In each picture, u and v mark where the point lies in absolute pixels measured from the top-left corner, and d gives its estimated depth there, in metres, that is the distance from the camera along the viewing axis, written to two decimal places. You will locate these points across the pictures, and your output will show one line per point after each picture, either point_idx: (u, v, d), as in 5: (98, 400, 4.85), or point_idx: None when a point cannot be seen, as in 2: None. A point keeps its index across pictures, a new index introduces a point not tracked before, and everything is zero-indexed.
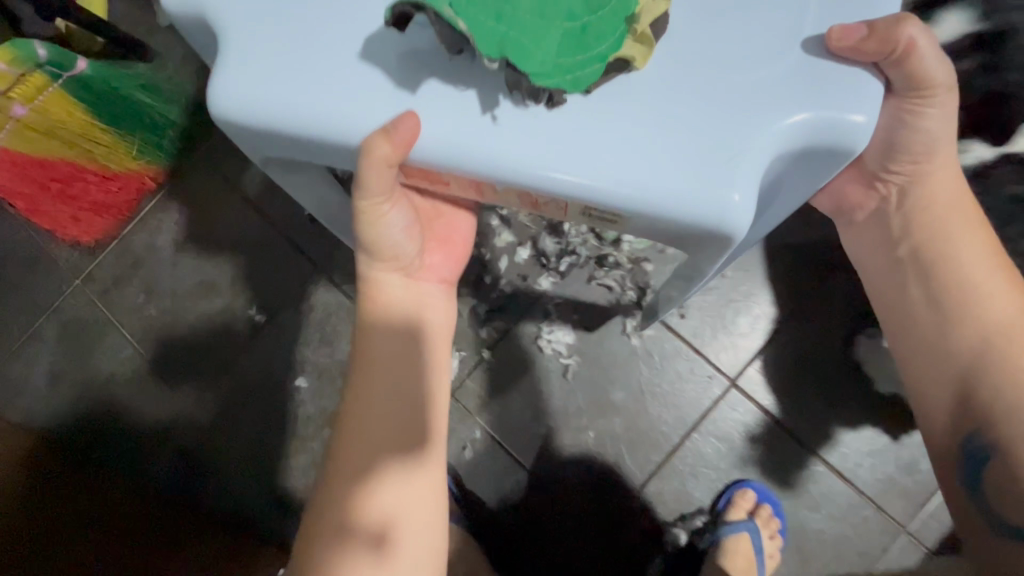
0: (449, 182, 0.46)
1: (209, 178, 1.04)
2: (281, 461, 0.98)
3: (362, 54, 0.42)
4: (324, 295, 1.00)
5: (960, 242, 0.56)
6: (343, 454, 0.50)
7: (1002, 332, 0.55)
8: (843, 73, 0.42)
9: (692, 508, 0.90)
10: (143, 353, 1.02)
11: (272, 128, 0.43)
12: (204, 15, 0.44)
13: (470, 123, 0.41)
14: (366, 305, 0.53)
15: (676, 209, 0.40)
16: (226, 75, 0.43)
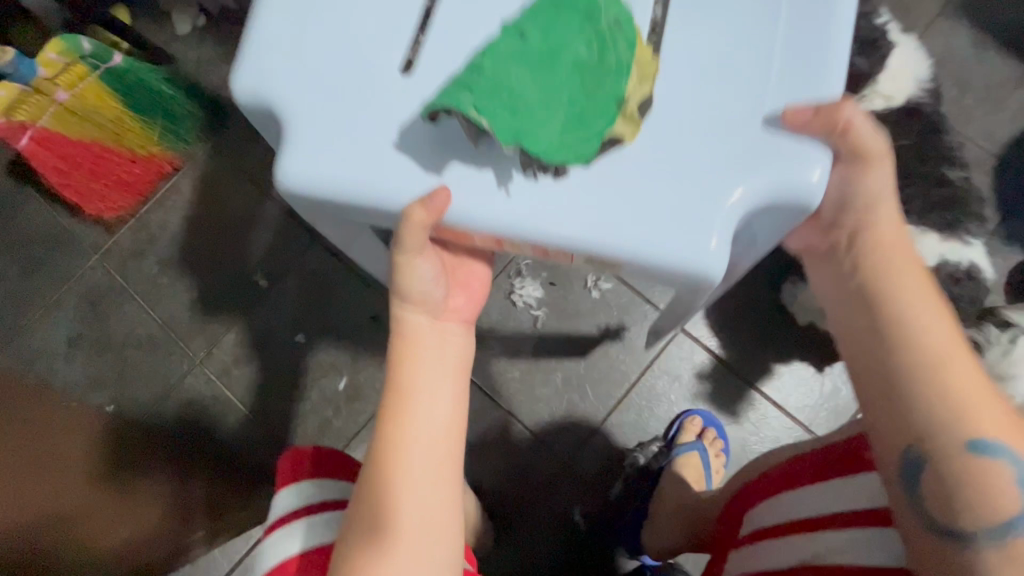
0: (473, 239, 0.54)
1: (217, 163, 1.16)
2: (281, 409, 1.09)
3: (396, 143, 0.51)
4: (321, 260, 1.13)
5: (896, 263, 0.54)
6: (364, 498, 0.54)
7: (941, 357, 0.49)
8: (795, 147, 0.50)
9: (647, 436, 1.02)
10: (158, 318, 1.12)
11: (326, 196, 0.51)
12: (264, 103, 0.53)
13: (493, 198, 0.50)
14: (395, 344, 0.57)
15: (667, 259, 0.49)
16: (290, 158, 0.51)
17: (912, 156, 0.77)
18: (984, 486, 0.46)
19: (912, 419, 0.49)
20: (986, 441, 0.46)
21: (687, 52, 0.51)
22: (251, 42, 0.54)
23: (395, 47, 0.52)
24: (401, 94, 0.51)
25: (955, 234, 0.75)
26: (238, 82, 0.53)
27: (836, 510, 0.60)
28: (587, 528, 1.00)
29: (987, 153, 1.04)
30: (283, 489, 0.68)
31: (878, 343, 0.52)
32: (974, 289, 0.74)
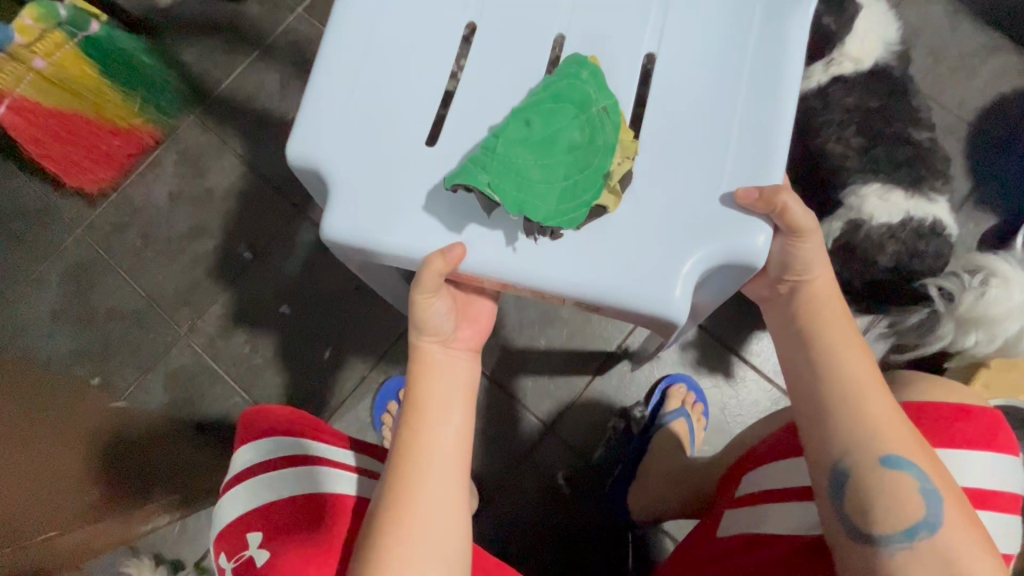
0: (484, 283, 0.61)
1: (200, 136, 1.16)
2: (266, 379, 1.09)
3: (425, 206, 0.58)
4: (304, 232, 1.13)
5: (821, 311, 0.61)
6: (380, 512, 0.57)
7: (860, 387, 0.57)
8: (748, 221, 0.56)
9: (630, 401, 1.04)
10: (142, 290, 1.12)
11: (361, 246, 0.58)
12: (315, 161, 0.59)
13: (501, 255, 0.57)
14: (414, 372, 0.61)
15: (650, 306, 0.55)
16: (337, 214, 0.57)
17: (884, 117, 0.78)
18: (895, 499, 0.53)
19: (842, 441, 0.56)
20: (892, 456, 0.54)
21: (663, 128, 0.59)
22: (304, 110, 0.60)
23: (422, 120, 0.60)
24: (428, 163, 0.58)
25: (920, 191, 0.76)
26: (291, 144, 0.59)
27: (789, 485, 0.66)
28: (570, 493, 1.00)
29: (959, 122, 1.06)
30: (242, 446, 0.69)
31: (813, 383, 0.59)
32: (940, 244, 0.76)
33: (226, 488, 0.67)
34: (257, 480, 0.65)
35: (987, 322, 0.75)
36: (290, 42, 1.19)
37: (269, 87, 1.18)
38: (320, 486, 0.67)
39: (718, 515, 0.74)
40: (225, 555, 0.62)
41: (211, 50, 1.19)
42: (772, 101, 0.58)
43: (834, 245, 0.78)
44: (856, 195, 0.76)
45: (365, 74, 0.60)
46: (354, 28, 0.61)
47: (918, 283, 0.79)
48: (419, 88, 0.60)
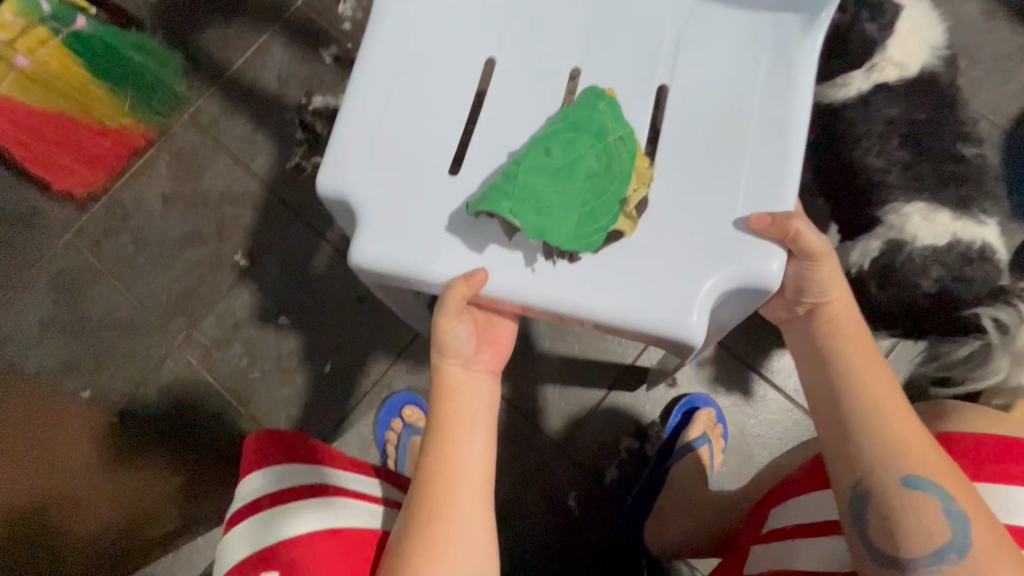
0: (505, 308, 0.56)
1: (194, 137, 1.11)
2: (263, 392, 1.04)
3: (448, 227, 0.54)
4: (302, 238, 1.08)
5: (841, 324, 0.57)
6: (402, 547, 0.52)
7: (877, 404, 0.52)
8: (759, 247, 0.52)
9: (649, 421, 0.99)
10: (134, 299, 1.07)
11: (387, 270, 0.53)
12: (348, 198, 0.54)
13: (520, 275, 0.53)
14: (439, 398, 0.57)
15: (682, 334, 0.51)
16: (365, 239, 0.53)
17: (930, 131, 0.73)
18: (919, 522, 0.48)
19: (861, 461, 0.51)
20: (914, 476, 0.49)
21: (689, 149, 0.55)
22: (330, 139, 0.56)
23: (449, 144, 0.55)
24: (447, 184, 0.54)
25: (968, 212, 0.73)
26: (321, 177, 0.54)
27: (814, 517, 0.59)
28: (581, 514, 0.96)
29: (996, 127, 1.00)
30: (247, 477, 0.62)
31: (834, 401, 0.55)
32: (986, 271, 0.73)
33: (231, 524, 0.59)
34: (271, 511, 0.59)
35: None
36: (292, 37, 1.14)
37: (268, 85, 1.13)
38: (340, 518, 0.62)
39: (744, 549, 0.67)
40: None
41: (206, 45, 1.13)
42: (799, 123, 0.55)
43: (872, 266, 0.75)
44: (898, 215, 0.73)
45: (388, 92, 0.56)
46: (376, 46, 0.56)
47: (968, 312, 0.74)
48: (444, 110, 0.56)
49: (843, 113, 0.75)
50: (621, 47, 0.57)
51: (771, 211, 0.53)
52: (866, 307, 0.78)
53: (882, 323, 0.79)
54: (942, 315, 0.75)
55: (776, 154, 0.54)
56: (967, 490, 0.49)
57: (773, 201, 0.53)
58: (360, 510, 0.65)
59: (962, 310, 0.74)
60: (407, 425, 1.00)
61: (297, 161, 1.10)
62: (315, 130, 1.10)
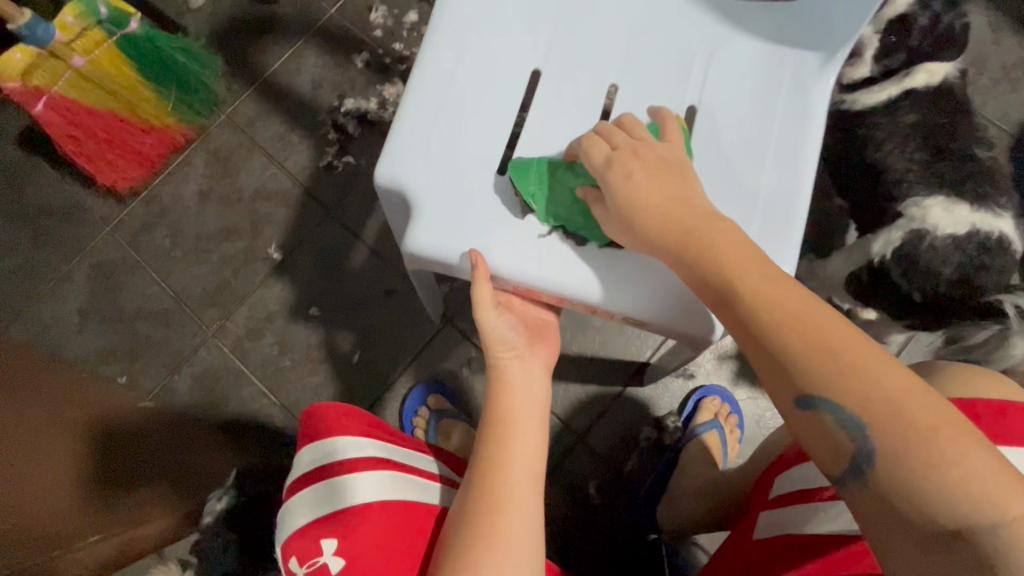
0: (542, 297, 0.60)
1: (230, 137, 1.17)
2: (293, 381, 1.08)
3: (501, 220, 0.58)
4: (333, 233, 1.13)
5: (667, 218, 0.50)
6: (457, 542, 0.52)
7: (776, 318, 0.43)
8: (775, 252, 0.56)
9: (663, 411, 1.02)
10: (169, 290, 1.11)
11: (439, 259, 0.58)
12: (404, 189, 0.58)
13: (560, 266, 0.57)
14: (495, 393, 0.61)
15: (697, 327, 0.57)
16: (421, 228, 0.57)
17: (948, 132, 0.79)
18: (828, 439, 0.41)
19: (774, 390, 0.44)
20: (810, 397, 0.41)
21: (719, 152, 0.58)
22: (387, 136, 0.59)
23: (497, 150, 0.59)
24: (497, 185, 0.58)
25: (985, 206, 0.75)
26: (380, 169, 0.58)
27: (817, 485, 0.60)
28: (601, 501, 0.99)
29: (1004, 133, 1.04)
30: (313, 445, 0.63)
31: (718, 313, 0.47)
32: (1004, 260, 0.74)
33: (293, 490, 0.61)
34: (334, 481, 0.60)
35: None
36: (324, 45, 1.20)
37: (303, 87, 1.18)
38: (399, 492, 0.62)
39: (752, 518, 0.69)
40: (295, 560, 0.55)
41: (245, 50, 1.19)
42: (813, 133, 0.60)
43: (893, 254, 0.78)
44: (918, 207, 0.76)
45: (442, 96, 0.59)
46: (433, 51, 0.60)
47: (991, 299, 0.75)
48: (493, 116, 0.60)
49: (869, 118, 0.82)
50: (654, 52, 0.62)
51: (783, 220, 0.57)
52: (891, 296, 0.81)
53: (904, 313, 0.82)
54: (961, 304, 0.76)
55: (795, 160, 0.58)
56: (869, 372, 0.40)
57: (789, 209, 0.57)
58: (416, 486, 0.65)
59: (986, 297, 0.75)
60: (432, 410, 1.03)
61: (329, 160, 1.15)
62: (347, 131, 1.16)
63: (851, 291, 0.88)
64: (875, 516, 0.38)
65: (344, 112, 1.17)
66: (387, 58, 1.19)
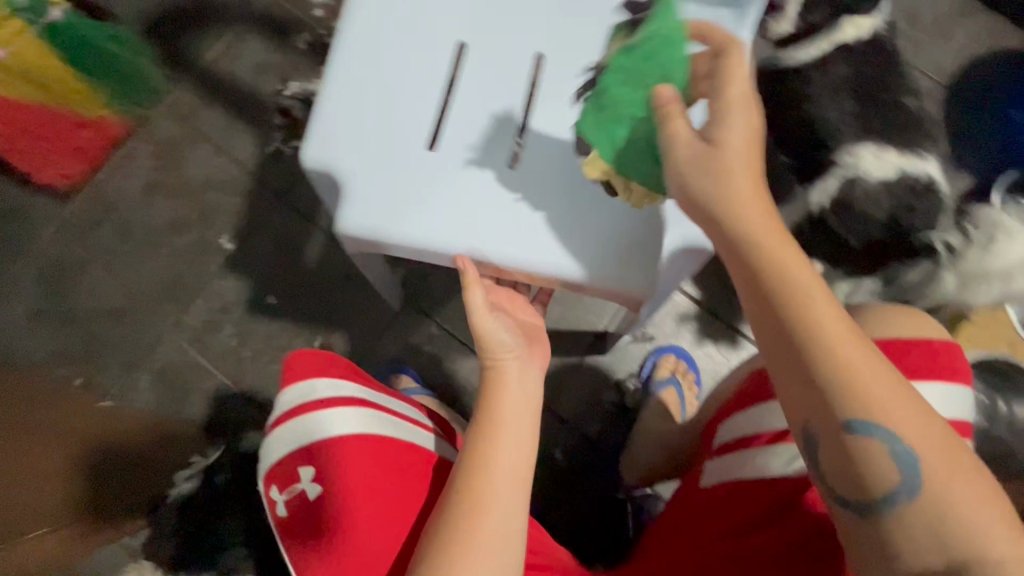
0: (481, 269, 0.60)
1: (173, 127, 1.13)
2: (255, 370, 1.07)
3: (430, 195, 0.57)
4: (287, 219, 1.11)
5: (759, 226, 0.47)
6: (434, 542, 0.51)
7: (837, 345, 0.44)
8: None
9: (624, 374, 1.04)
10: (121, 287, 1.09)
11: (370, 239, 0.58)
12: (331, 169, 0.58)
13: (491, 236, 0.57)
14: (490, 391, 0.59)
15: (629, 287, 0.57)
16: (351, 208, 0.57)
17: (877, 83, 0.82)
18: (861, 465, 0.43)
19: (794, 404, 0.46)
20: (859, 422, 0.43)
21: None
22: (312, 119, 0.59)
23: (424, 126, 0.59)
24: (425, 160, 0.58)
25: (912, 150, 0.78)
26: (306, 152, 0.58)
27: (758, 431, 0.62)
28: (569, 464, 1.01)
29: (936, 84, 1.07)
30: (292, 384, 0.63)
31: (766, 325, 0.47)
32: (931, 202, 0.77)
33: (277, 423, 0.63)
34: (305, 420, 0.61)
35: (990, 277, 0.77)
36: (263, 28, 1.16)
37: (244, 72, 1.15)
38: (374, 428, 0.62)
39: (699, 468, 0.69)
40: (277, 488, 0.61)
41: (180, 37, 1.15)
42: None
43: (830, 202, 0.79)
44: (851, 155, 0.78)
45: (364, 77, 0.59)
46: (352, 31, 0.60)
47: (920, 237, 0.78)
48: (417, 92, 0.59)
49: (805, 72, 0.83)
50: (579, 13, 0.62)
51: None
52: (833, 246, 0.82)
53: (842, 260, 0.83)
54: (895, 245, 0.79)
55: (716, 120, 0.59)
56: (907, 400, 0.43)
57: None
58: (395, 423, 0.65)
59: (915, 236, 0.78)
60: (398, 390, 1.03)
61: (276, 146, 1.13)
62: (293, 115, 1.14)
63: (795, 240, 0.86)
64: (868, 548, 0.42)
65: (288, 95, 1.14)
66: (329, 39, 1.16)
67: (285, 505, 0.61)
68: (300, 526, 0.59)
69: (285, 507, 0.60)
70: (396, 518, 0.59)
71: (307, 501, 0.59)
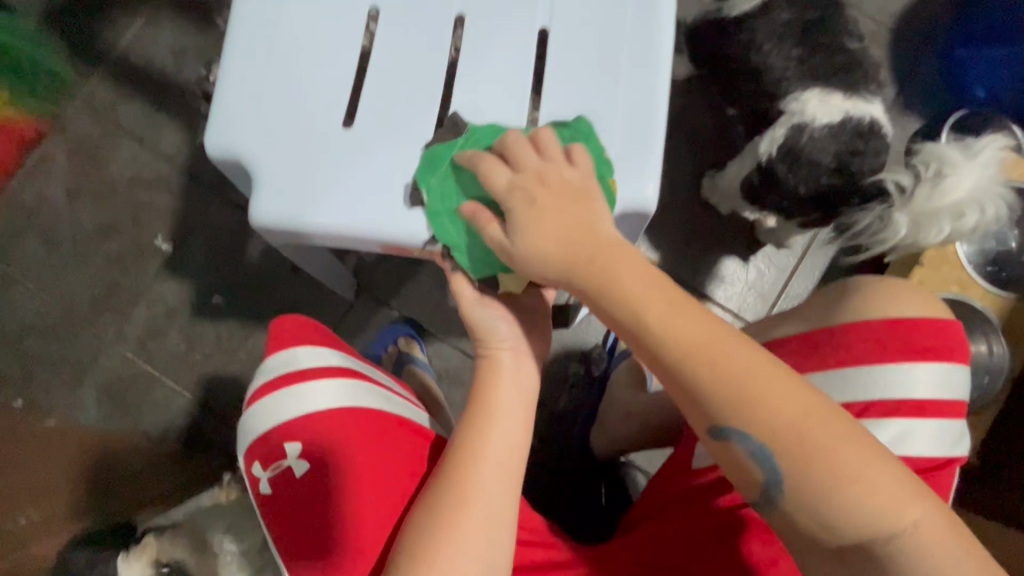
0: (414, 252, 0.56)
1: (90, 123, 1.05)
2: (205, 375, 1.02)
3: (346, 177, 0.53)
4: (225, 214, 1.05)
5: (721, 374, 0.41)
6: (418, 533, 0.50)
7: (846, 487, 0.40)
8: (633, 171, 0.52)
9: (589, 345, 1.03)
10: (52, 300, 1.02)
11: (286, 228, 0.53)
12: (240, 155, 0.54)
13: (416, 215, 0.52)
14: (484, 382, 0.56)
15: None
16: (263, 195, 0.53)
17: (820, 27, 0.79)
18: (738, 466, 0.43)
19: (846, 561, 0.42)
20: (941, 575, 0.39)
21: (572, 75, 0.55)
22: (216, 102, 0.55)
23: (338, 103, 0.55)
24: (339, 140, 0.54)
25: (857, 93, 0.76)
26: (211, 138, 0.54)
27: None
28: (539, 440, 1.00)
29: (882, 27, 1.05)
30: (274, 352, 0.60)
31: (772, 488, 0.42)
32: (877, 143, 0.75)
33: (254, 397, 0.59)
34: (290, 390, 0.58)
35: (941, 216, 0.74)
36: (178, 8, 1.07)
37: (162, 58, 1.07)
38: (362, 400, 0.59)
39: (688, 446, 0.67)
40: (259, 465, 0.57)
41: (87, 24, 1.06)
42: (668, 40, 0.56)
43: (779, 150, 0.77)
44: (798, 101, 0.77)
45: (270, 54, 0.55)
46: (254, 6, 0.56)
47: (873, 179, 0.77)
48: (329, 68, 0.55)
49: (748, 20, 0.80)
50: None
51: (640, 142, 0.53)
52: (782, 196, 0.80)
53: (794, 212, 0.82)
54: (846, 193, 0.78)
55: (650, 73, 0.54)
56: (774, 406, 0.41)
57: (648, 125, 0.53)
58: (383, 395, 0.62)
59: (866, 180, 0.77)
60: None
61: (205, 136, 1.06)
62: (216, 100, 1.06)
63: (747, 195, 0.86)
64: None
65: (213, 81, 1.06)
66: None
67: (269, 482, 0.57)
68: (292, 500, 0.57)
69: (269, 485, 0.57)
70: (387, 494, 0.56)
71: (296, 477, 0.57)
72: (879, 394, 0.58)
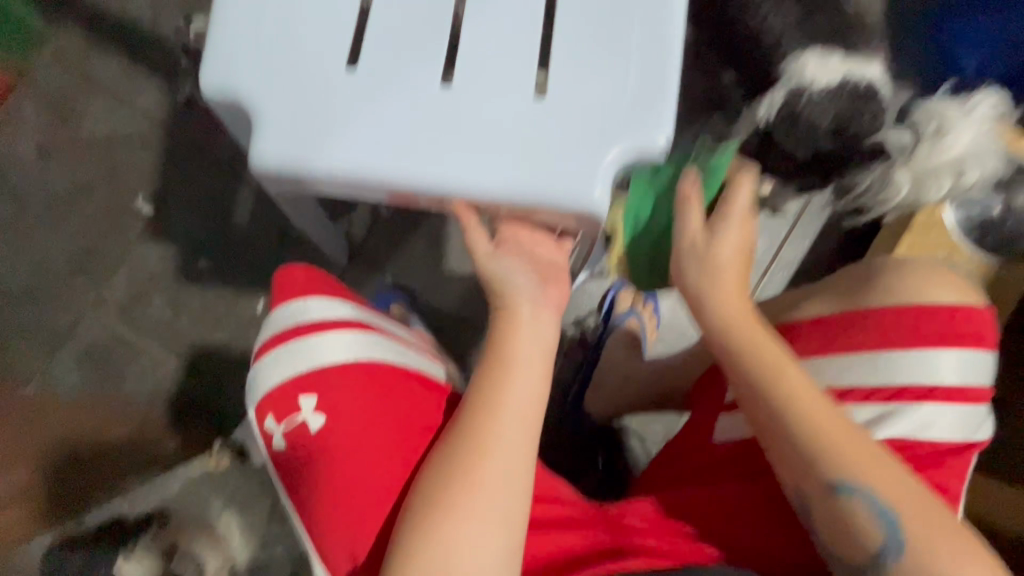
0: (420, 201, 0.54)
1: (60, 76, 1.00)
2: (191, 341, 0.99)
3: (347, 120, 0.51)
4: (208, 175, 1.01)
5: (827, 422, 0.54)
6: (434, 481, 0.49)
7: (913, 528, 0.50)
8: (645, 118, 0.51)
9: (584, 311, 1.03)
10: (25, 262, 0.98)
11: (287, 175, 0.51)
12: (236, 95, 0.51)
13: (422, 161, 0.51)
14: (502, 332, 0.56)
15: (577, 208, 0.51)
16: (263, 139, 0.51)
17: None
18: (849, 528, 0.52)
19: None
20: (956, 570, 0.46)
21: (583, 19, 0.53)
22: (209, 40, 0.52)
23: (341, 45, 0.52)
24: (340, 82, 0.52)
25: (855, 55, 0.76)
26: (205, 78, 0.52)
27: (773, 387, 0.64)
28: None
29: None
30: (284, 302, 0.59)
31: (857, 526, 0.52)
32: (874, 105, 0.75)
33: (263, 349, 0.58)
34: (298, 342, 0.57)
35: (941, 171, 0.82)
36: None
37: (137, 8, 1.01)
38: (372, 351, 0.58)
39: (706, 424, 0.68)
40: (271, 418, 0.56)
41: None
42: None
43: (777, 114, 0.77)
44: (797, 64, 0.76)
45: None
46: None
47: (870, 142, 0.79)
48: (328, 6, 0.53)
49: None
50: None
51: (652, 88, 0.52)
52: (780, 160, 0.81)
53: (793, 175, 0.83)
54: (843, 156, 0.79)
55: (661, 17, 0.53)
56: (894, 480, 0.52)
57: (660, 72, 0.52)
58: (393, 347, 0.60)
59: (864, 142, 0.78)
60: None
61: (185, 93, 1.01)
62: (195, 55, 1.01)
63: None
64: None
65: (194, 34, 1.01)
66: None
67: (282, 435, 0.56)
68: (303, 456, 0.55)
69: (282, 438, 0.55)
70: (398, 447, 0.55)
71: (308, 433, 0.55)
72: (906, 380, 0.59)
